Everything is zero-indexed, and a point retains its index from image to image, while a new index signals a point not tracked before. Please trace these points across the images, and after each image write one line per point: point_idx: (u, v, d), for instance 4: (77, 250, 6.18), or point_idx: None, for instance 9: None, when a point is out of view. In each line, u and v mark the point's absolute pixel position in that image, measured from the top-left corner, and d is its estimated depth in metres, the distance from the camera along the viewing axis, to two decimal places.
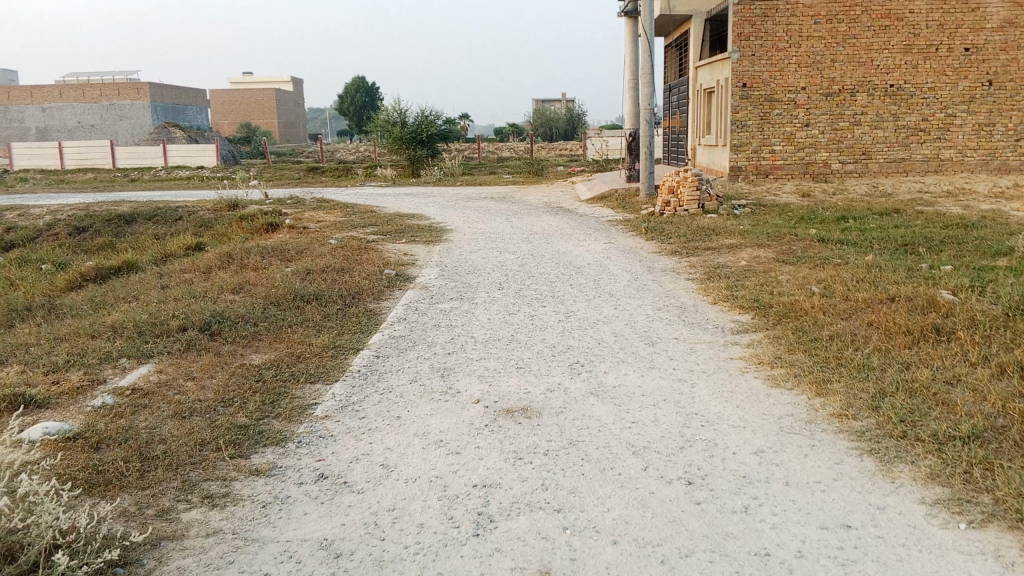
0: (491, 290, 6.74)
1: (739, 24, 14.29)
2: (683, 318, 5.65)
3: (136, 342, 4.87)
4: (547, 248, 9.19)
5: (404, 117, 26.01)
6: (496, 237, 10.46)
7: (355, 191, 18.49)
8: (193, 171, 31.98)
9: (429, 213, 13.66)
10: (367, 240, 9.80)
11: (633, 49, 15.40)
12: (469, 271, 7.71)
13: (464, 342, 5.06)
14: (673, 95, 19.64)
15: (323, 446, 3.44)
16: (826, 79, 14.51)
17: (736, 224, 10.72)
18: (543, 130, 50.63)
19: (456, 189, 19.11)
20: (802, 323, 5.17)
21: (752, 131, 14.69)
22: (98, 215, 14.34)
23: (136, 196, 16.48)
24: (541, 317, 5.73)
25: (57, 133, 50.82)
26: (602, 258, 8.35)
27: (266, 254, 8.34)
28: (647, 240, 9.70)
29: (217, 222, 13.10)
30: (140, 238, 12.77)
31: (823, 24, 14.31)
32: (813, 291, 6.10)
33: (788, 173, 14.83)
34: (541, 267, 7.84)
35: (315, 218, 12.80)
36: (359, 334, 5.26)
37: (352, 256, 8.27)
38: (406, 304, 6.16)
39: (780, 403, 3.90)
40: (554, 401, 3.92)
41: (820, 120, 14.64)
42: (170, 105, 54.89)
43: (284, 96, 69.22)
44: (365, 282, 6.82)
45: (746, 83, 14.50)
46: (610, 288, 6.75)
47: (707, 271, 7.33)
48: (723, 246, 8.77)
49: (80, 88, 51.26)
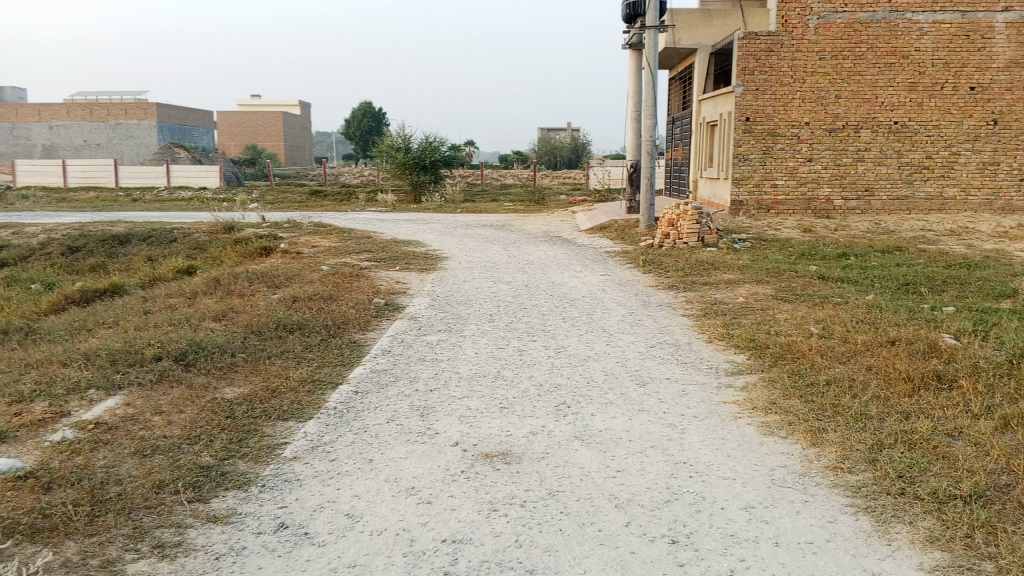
0: (481, 322, 6.57)
1: (743, 59, 14.26)
2: (676, 356, 5.47)
3: (107, 372, 4.70)
4: (542, 280, 9.05)
5: (408, 143, 25.97)
6: (492, 266, 10.32)
7: (354, 216, 18.40)
8: (196, 193, 31.96)
9: (426, 240, 13.54)
10: (361, 267, 9.66)
11: (635, 80, 15.35)
12: (460, 301, 7.55)
13: (448, 378, 4.88)
14: (675, 127, 19.59)
15: (288, 491, 3.26)
16: (830, 115, 14.44)
17: (735, 258, 10.58)
18: (547, 159, 50.74)
19: (455, 216, 19.01)
20: (799, 365, 4.98)
21: (754, 165, 14.60)
22: (93, 235, 14.24)
23: (133, 217, 16.40)
24: (530, 352, 5.55)
25: (62, 151, 51.06)
26: (597, 290, 8.19)
27: (255, 280, 8.19)
28: (645, 272, 9.55)
29: (212, 245, 12.98)
30: (134, 259, 12.65)
31: (827, 60, 14.27)
32: (811, 331, 5.93)
33: (790, 208, 14.73)
34: (535, 299, 7.69)
35: (310, 243, 12.68)
36: (340, 368, 5.09)
37: (343, 283, 8.12)
38: (393, 336, 5.99)
39: (773, 454, 3.71)
40: (536, 445, 3.73)
41: (823, 155, 14.55)
42: (177, 126, 55.12)
43: (290, 119, 69.55)
44: (352, 311, 6.66)
45: (749, 117, 14.43)
46: (604, 323, 6.58)
47: (704, 307, 7.17)
48: (721, 281, 8.62)
49: (87, 107, 51.51)
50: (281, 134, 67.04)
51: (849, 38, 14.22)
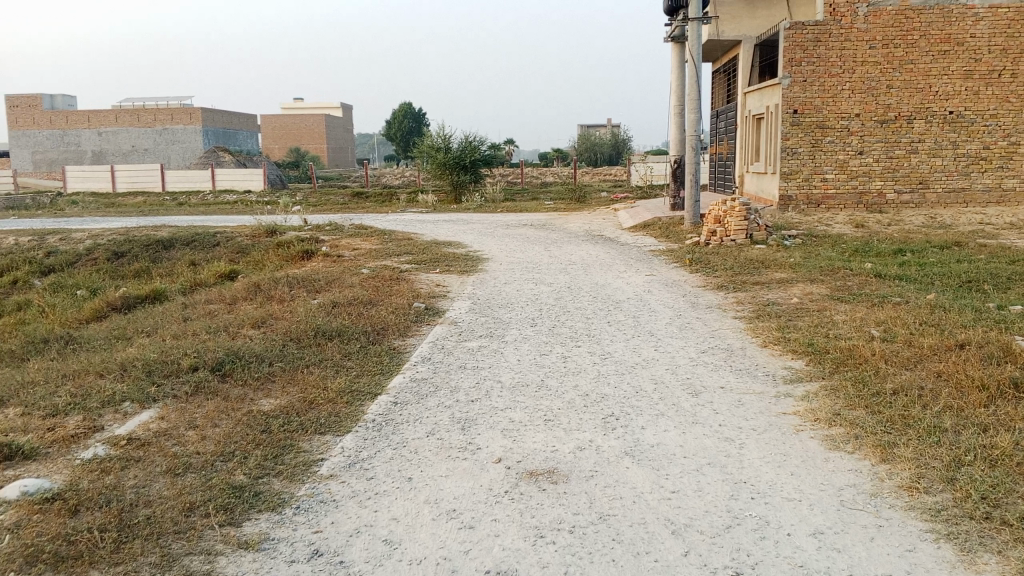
0: (523, 326, 6.37)
1: (790, 50, 13.85)
2: (729, 363, 5.21)
3: (142, 384, 4.60)
4: (586, 281, 8.81)
5: (448, 142, 25.84)
6: (534, 267, 10.10)
7: (395, 217, 18.32)
8: (240, 196, 32.26)
9: (467, 241, 13.39)
10: (401, 270, 9.53)
11: (679, 75, 15.01)
12: (502, 305, 7.36)
13: (490, 387, 4.69)
14: (720, 122, 19.17)
15: (323, 513, 3.09)
16: (882, 106, 13.96)
17: (786, 256, 10.23)
18: (588, 156, 50.32)
19: (496, 216, 18.86)
20: (862, 373, 4.69)
21: (802, 159, 14.18)
22: (137, 240, 14.32)
23: (177, 221, 16.51)
24: (575, 359, 5.33)
25: (111, 157, 51.98)
26: (643, 292, 7.94)
27: (295, 285, 8.10)
28: (692, 272, 9.25)
29: (254, 249, 12.97)
30: (177, 264, 12.68)
31: (879, 49, 13.79)
32: (872, 335, 5.63)
33: (840, 202, 14.27)
34: (579, 302, 7.46)
35: (351, 245, 12.60)
36: (379, 377, 4.93)
37: (382, 287, 7.99)
38: (433, 342, 5.82)
39: (840, 471, 3.44)
40: (584, 462, 3.52)
41: (875, 147, 14.07)
42: (221, 130, 55.80)
43: (332, 121, 70.07)
44: (391, 316, 6.51)
45: (797, 110, 14.02)
46: (651, 327, 6.33)
47: (756, 308, 6.87)
48: (772, 281, 8.30)
49: (135, 113, 52.44)
50: (323, 136, 67.54)
51: (901, 26, 13.72)
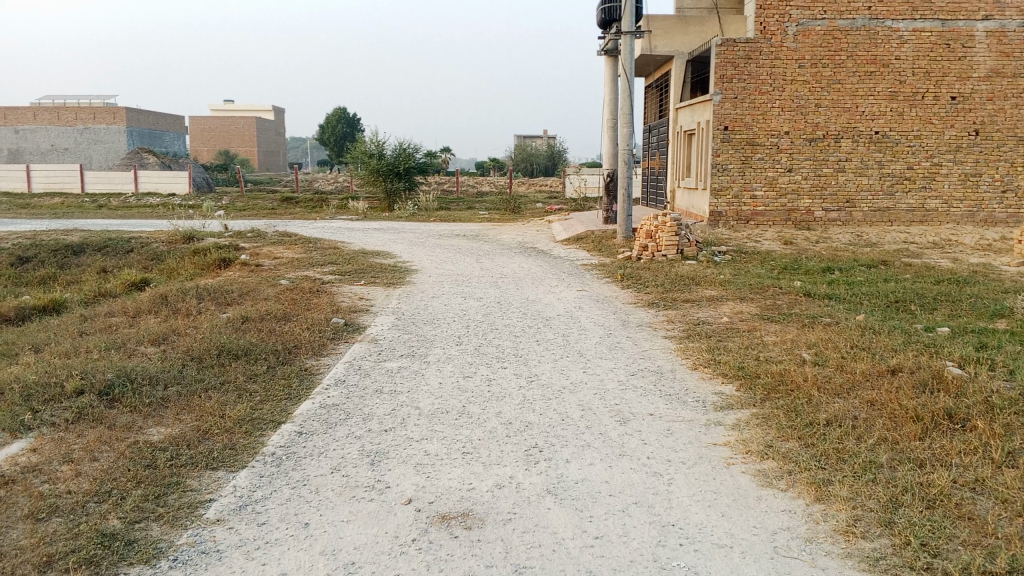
0: (447, 345, 6.06)
1: (722, 66, 13.90)
2: (660, 388, 4.97)
3: (17, 409, 4.14)
4: (515, 296, 8.55)
5: (381, 149, 25.38)
6: (463, 280, 9.81)
7: (323, 225, 17.81)
8: (164, 199, 31.18)
9: (396, 251, 13.03)
10: (323, 282, 9.12)
11: (613, 87, 14.93)
12: (426, 321, 7.03)
13: (406, 414, 4.36)
14: (653, 136, 19.21)
15: (202, 568, 2.74)
16: (811, 124, 14.10)
17: (716, 272, 10.16)
18: (524, 167, 50.29)
19: (427, 225, 18.51)
20: (795, 401, 4.52)
21: (733, 175, 14.22)
22: (45, 244, 13.55)
23: (91, 225, 15.73)
24: (499, 382, 5.04)
25: (29, 155, 49.95)
26: (573, 308, 7.71)
27: (206, 297, 7.63)
28: (623, 288, 9.08)
29: (170, 257, 12.37)
30: (86, 271, 12.00)
31: (808, 69, 13.94)
32: (803, 358, 5.49)
33: (770, 219, 14.36)
34: (506, 318, 7.19)
35: (273, 253, 12.11)
36: (285, 403, 4.55)
37: (300, 300, 7.59)
38: (349, 362, 5.46)
39: (773, 512, 3.22)
40: (502, 503, 3.22)
41: (803, 165, 14.21)
42: (147, 131, 54.10)
43: (264, 124, 68.61)
44: (306, 333, 6.13)
45: (729, 126, 14.07)
46: (580, 347, 6.09)
47: (686, 327, 6.71)
48: (703, 298, 8.18)
49: (54, 111, 50.45)
50: (254, 139, 66.07)
51: (829, 46, 13.90)
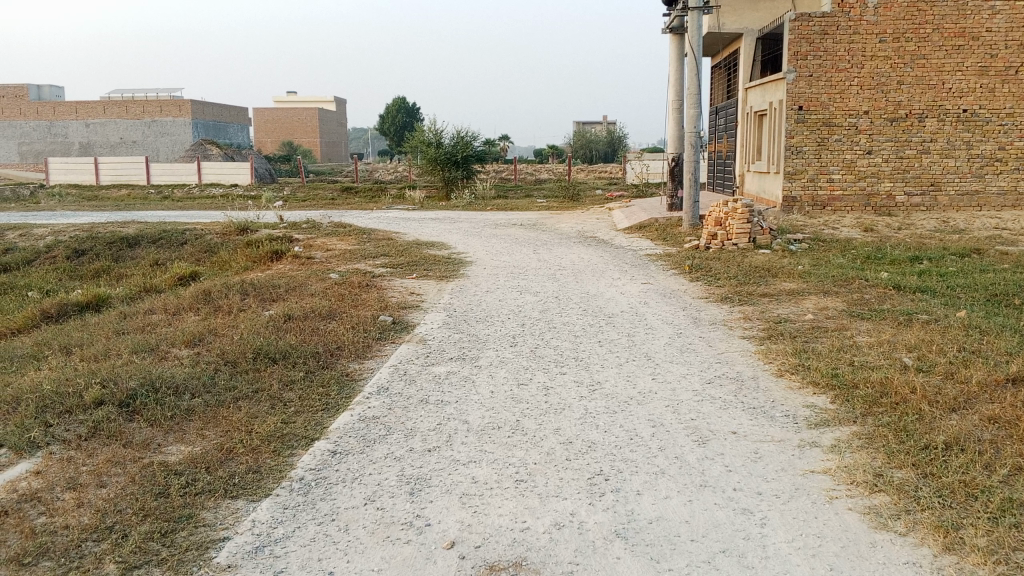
0: (501, 347, 5.54)
1: (796, 42, 13.07)
2: (742, 402, 4.39)
3: (28, 424, 3.78)
4: (575, 289, 7.99)
5: (440, 137, 24.99)
6: (520, 272, 9.31)
7: (377, 214, 17.49)
8: (226, 190, 31.39)
9: (451, 242, 12.58)
10: (373, 275, 8.72)
11: (678, 67, 14.20)
12: (480, 319, 6.53)
13: (453, 430, 3.86)
14: (719, 119, 18.38)
15: None
16: (892, 103, 13.17)
17: (793, 262, 9.47)
18: (584, 153, 49.53)
19: (484, 214, 18.06)
20: (903, 419, 3.88)
21: (808, 158, 13.38)
22: (101, 237, 13.46)
23: (148, 217, 15.66)
24: (558, 391, 4.50)
25: (99, 149, 51.03)
26: (638, 304, 7.12)
27: (250, 292, 7.29)
28: (692, 280, 8.46)
29: (223, 249, 12.14)
30: (139, 264, 11.85)
31: (889, 43, 13.01)
32: (904, 364, 4.84)
33: (847, 205, 13.50)
34: (566, 314, 6.66)
35: (326, 245, 11.79)
36: (321, 415, 4.09)
37: (347, 295, 7.17)
38: (394, 366, 5.00)
39: (894, 566, 2.63)
40: (562, 549, 2.70)
41: (884, 147, 13.29)
42: (211, 123, 54.87)
43: (325, 115, 69.18)
44: (351, 332, 5.69)
45: (803, 106, 13.24)
46: (647, 349, 5.51)
47: (766, 326, 6.09)
48: (782, 291, 7.53)
49: (123, 104, 51.45)
50: (315, 130, 66.60)
51: (912, 18, 12.94)
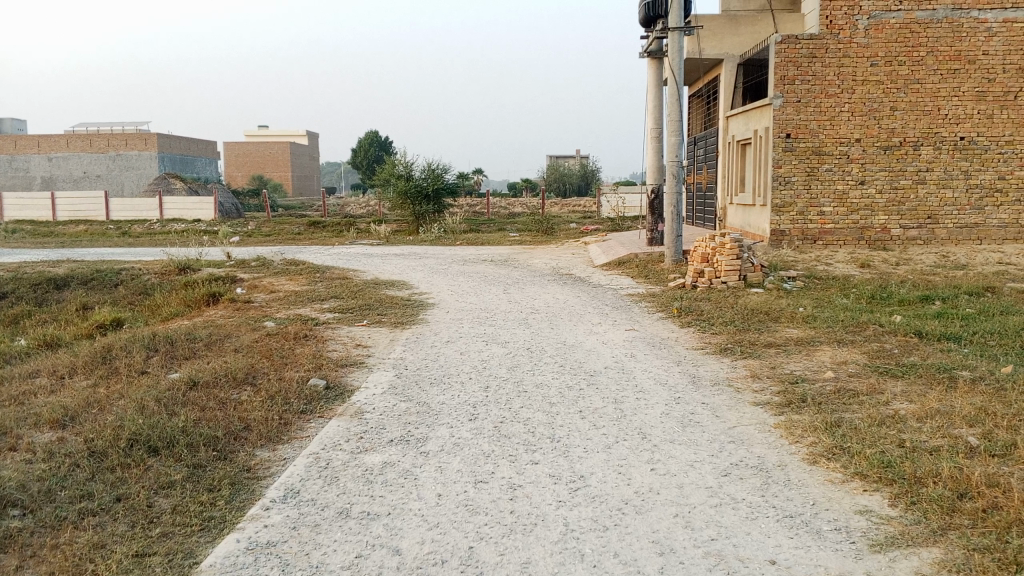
0: (458, 421, 4.36)
1: (783, 66, 12.23)
2: (774, 508, 3.27)
3: None
4: (549, 338, 6.88)
5: (410, 170, 23.99)
6: (487, 317, 8.22)
7: (337, 250, 16.33)
8: (188, 225, 30.08)
9: (412, 280, 11.46)
10: (316, 322, 7.57)
11: (657, 94, 13.28)
12: (434, 380, 5.36)
13: (377, 569, 2.70)
14: (698, 148, 17.53)
15: None
16: (886, 130, 12.30)
17: (792, 304, 8.45)
18: (557, 187, 48.74)
19: (451, 249, 16.94)
20: (1007, 542, 2.79)
21: (797, 189, 12.45)
22: (27, 277, 12.18)
23: (88, 255, 14.41)
24: (528, 493, 3.36)
25: (62, 184, 49.52)
26: (623, 357, 6.00)
27: (161, 347, 6.11)
28: (682, 325, 7.41)
29: (159, 291, 10.93)
30: (64, 309, 10.59)
31: (881, 67, 12.21)
32: (973, 449, 3.75)
33: (839, 239, 12.55)
34: (539, 372, 5.53)
35: (274, 285, 10.63)
36: (196, 546, 2.92)
37: (276, 351, 6.02)
38: (315, 457, 3.82)
39: None
40: None
41: (878, 177, 12.38)
42: (178, 157, 53.62)
43: (298, 149, 68.24)
44: (267, 405, 4.53)
45: (791, 134, 12.35)
46: (641, 422, 4.38)
47: (779, 391, 5.02)
48: (789, 341, 6.48)
49: (87, 139, 50.03)
50: (287, 165, 65.48)
51: (906, 41, 12.16)
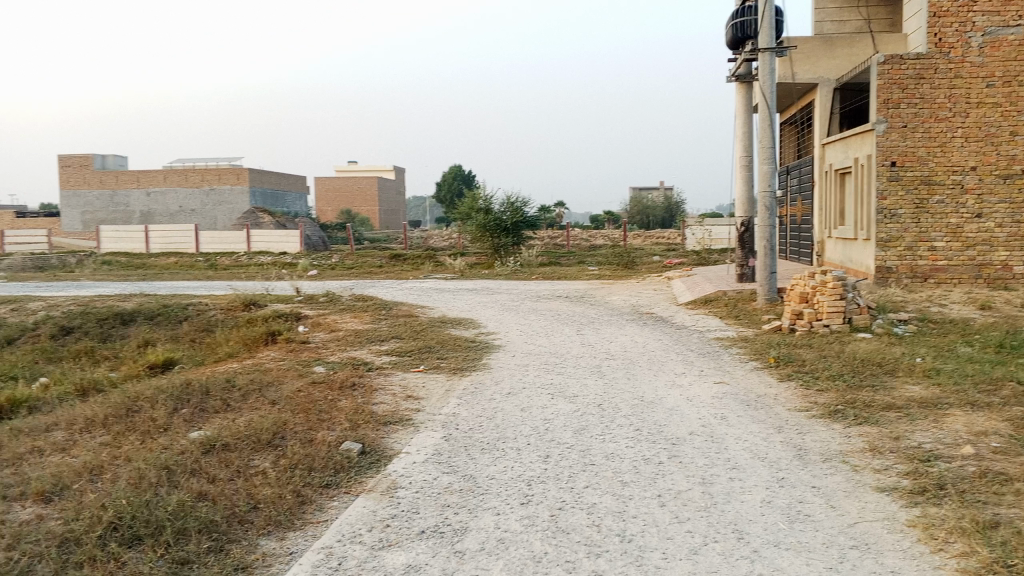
0: (507, 506, 3.58)
1: (885, 88, 11.10)
2: None
3: None
4: (626, 392, 6.03)
5: (489, 202, 23.48)
6: (558, 363, 7.44)
7: (409, 285, 15.80)
8: (272, 258, 30.26)
9: (482, 319, 10.76)
10: (368, 368, 6.93)
11: (747, 120, 12.33)
12: (487, 444, 4.59)
13: None
14: (792, 179, 16.41)
15: None
16: (1005, 157, 11.06)
17: (907, 353, 7.37)
18: (641, 220, 47.68)
19: (526, 284, 16.21)
20: None
21: (904, 222, 11.25)
22: (95, 312, 11.96)
23: (161, 290, 14.22)
24: None
25: (159, 218, 51.02)
26: (712, 420, 5.12)
27: (193, 398, 5.54)
28: (780, 378, 6.46)
29: (221, 329, 10.52)
30: (126, 347, 10.26)
31: (998, 88, 11.02)
32: None
33: (954, 277, 11.29)
34: (611, 437, 4.70)
35: (337, 324, 10.09)
36: None
37: (316, 404, 5.36)
38: (325, 554, 3.10)
39: None
40: None
41: (996, 209, 11.11)
42: (268, 191, 54.79)
43: (384, 183, 69.10)
44: (287, 479, 3.84)
45: (896, 162, 11.19)
46: (737, 515, 3.51)
47: (907, 473, 4.06)
48: (911, 403, 5.46)
49: (183, 174, 51.50)
50: (374, 198, 66.26)
51: None
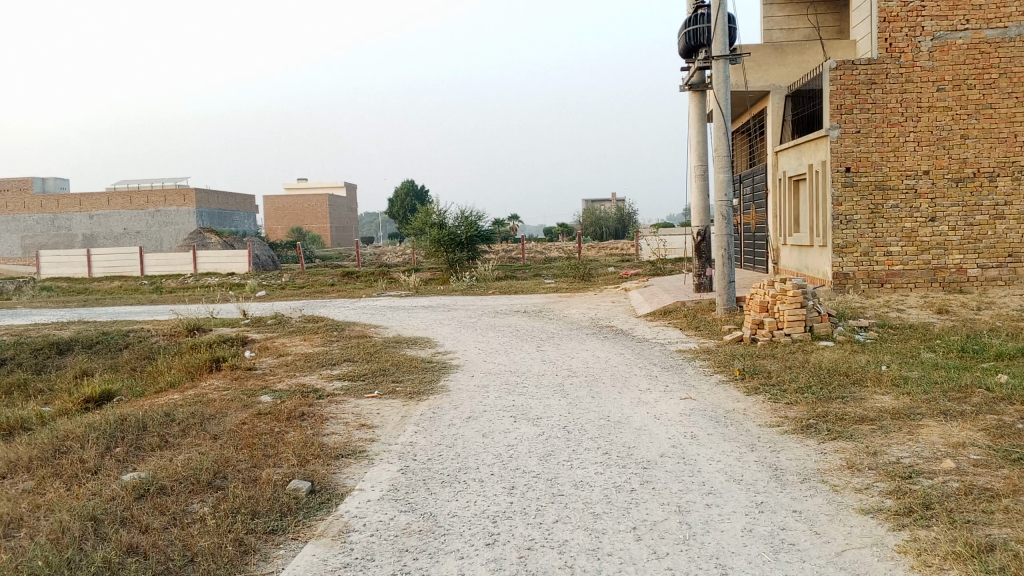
0: (471, 548, 3.29)
1: (839, 94, 11.12)
2: None
3: None
4: (590, 412, 5.78)
5: (442, 217, 23.19)
6: (518, 382, 7.16)
7: (362, 304, 15.42)
8: (221, 279, 29.52)
9: (437, 337, 10.45)
10: (319, 394, 6.57)
11: (701, 129, 12.24)
12: (448, 476, 4.29)
13: None
14: (745, 187, 16.42)
15: None
16: (956, 160, 11.12)
17: (872, 361, 7.25)
18: (594, 231, 47.79)
19: (483, 299, 15.94)
20: None
21: (860, 227, 11.26)
22: (30, 342, 11.37)
23: (101, 316, 13.63)
24: None
25: (103, 241, 49.65)
26: (683, 440, 4.89)
27: (127, 436, 5.13)
28: (748, 392, 6.27)
29: (164, 356, 10.04)
30: (62, 378, 9.72)
31: (948, 92, 11.08)
32: None
33: (910, 281, 11.30)
34: (578, 463, 4.43)
35: (287, 347, 9.69)
36: None
37: (262, 438, 5.00)
38: None
39: None
40: None
41: (949, 213, 11.16)
42: (217, 211, 53.73)
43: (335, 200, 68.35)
44: (228, 526, 3.50)
45: (851, 167, 11.19)
46: (718, 548, 3.26)
47: (891, 492, 3.86)
48: (883, 414, 5.29)
49: (127, 196, 50.24)
50: (325, 216, 65.45)
51: (975, 62, 11.04)
